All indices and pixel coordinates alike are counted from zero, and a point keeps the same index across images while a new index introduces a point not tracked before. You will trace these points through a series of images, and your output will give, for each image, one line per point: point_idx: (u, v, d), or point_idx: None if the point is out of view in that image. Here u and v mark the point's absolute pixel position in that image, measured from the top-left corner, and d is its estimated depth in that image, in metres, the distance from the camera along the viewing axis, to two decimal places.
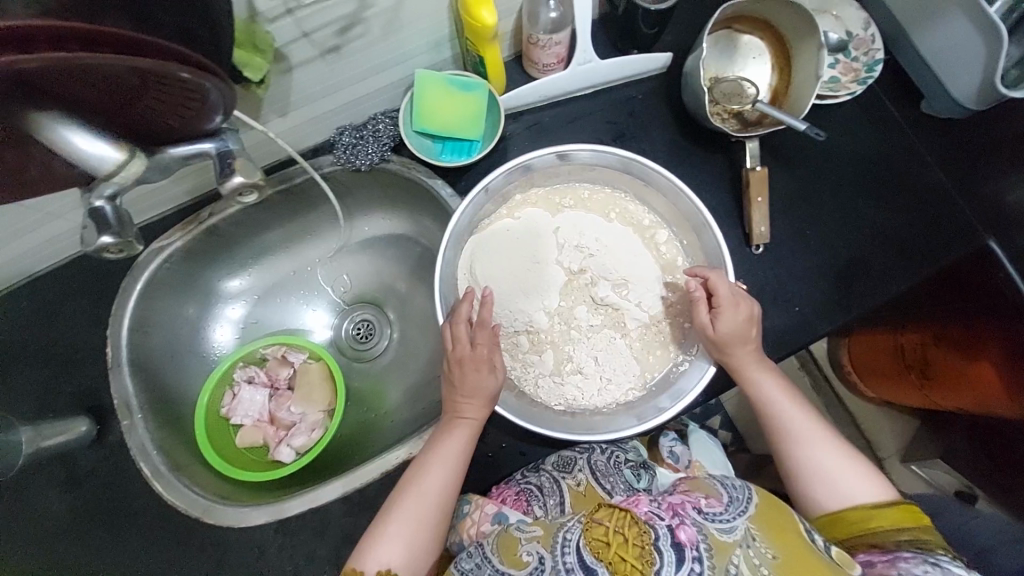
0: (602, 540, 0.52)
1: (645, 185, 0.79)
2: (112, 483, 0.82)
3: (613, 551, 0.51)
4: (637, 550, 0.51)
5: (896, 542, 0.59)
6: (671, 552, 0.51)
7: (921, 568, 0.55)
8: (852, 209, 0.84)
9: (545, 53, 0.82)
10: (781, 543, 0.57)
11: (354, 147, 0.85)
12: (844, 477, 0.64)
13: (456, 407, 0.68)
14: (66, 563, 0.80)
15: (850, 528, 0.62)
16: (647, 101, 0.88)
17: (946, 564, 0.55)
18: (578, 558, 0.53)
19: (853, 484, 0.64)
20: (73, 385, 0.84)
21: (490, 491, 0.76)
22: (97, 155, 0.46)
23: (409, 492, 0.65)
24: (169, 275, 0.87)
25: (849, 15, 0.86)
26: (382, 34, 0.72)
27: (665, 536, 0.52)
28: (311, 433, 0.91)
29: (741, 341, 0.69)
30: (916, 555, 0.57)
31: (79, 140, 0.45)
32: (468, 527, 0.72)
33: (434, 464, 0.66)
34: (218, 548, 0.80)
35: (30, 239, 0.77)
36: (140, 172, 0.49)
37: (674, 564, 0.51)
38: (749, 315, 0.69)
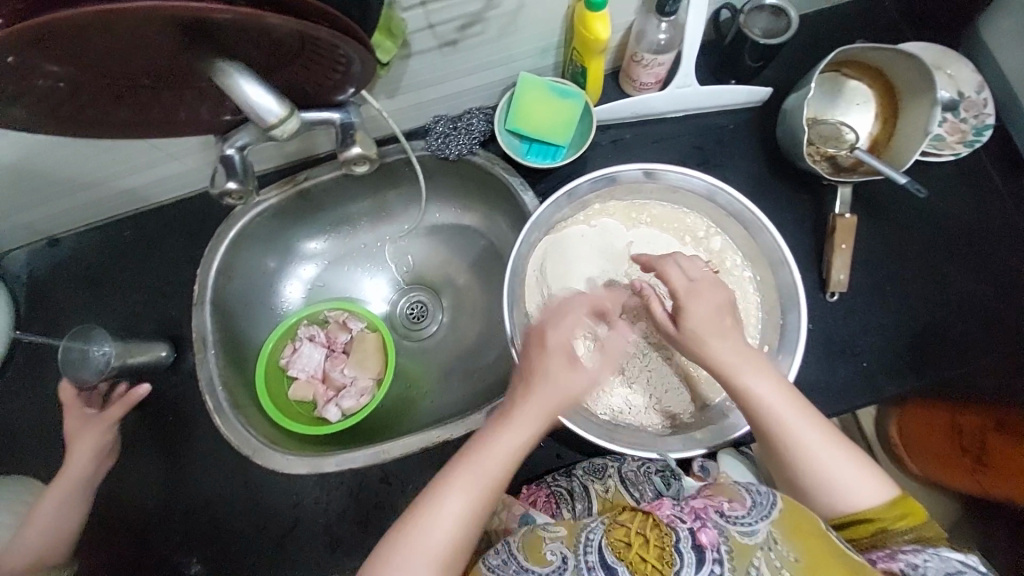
0: (624, 541, 0.57)
1: (725, 216, 0.79)
2: (176, 408, 0.88)
3: (634, 551, 0.56)
4: (658, 550, 0.56)
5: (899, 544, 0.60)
6: (691, 552, 0.55)
7: (920, 558, 0.58)
8: (937, 274, 0.81)
9: (645, 71, 0.83)
10: (799, 543, 0.56)
11: (447, 137, 0.88)
12: (847, 481, 0.63)
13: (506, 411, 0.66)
14: (120, 475, 0.86)
15: (862, 527, 0.62)
16: (737, 131, 0.88)
17: (943, 552, 0.58)
18: (601, 556, 0.56)
19: (852, 483, 0.63)
20: (158, 312, 0.92)
21: (520, 489, 0.78)
22: (261, 105, 0.48)
23: (434, 499, 0.62)
24: (260, 227, 0.94)
25: (963, 75, 0.84)
26: (497, 35, 0.76)
27: (685, 539, 0.56)
28: (359, 398, 0.95)
29: (712, 335, 0.65)
30: (920, 548, 0.59)
31: (249, 90, 0.47)
32: (497, 525, 0.72)
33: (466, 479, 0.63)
34: (258, 490, 0.84)
35: (151, 175, 0.85)
36: (292, 131, 0.51)
37: (693, 565, 0.55)
38: (722, 301, 0.67)
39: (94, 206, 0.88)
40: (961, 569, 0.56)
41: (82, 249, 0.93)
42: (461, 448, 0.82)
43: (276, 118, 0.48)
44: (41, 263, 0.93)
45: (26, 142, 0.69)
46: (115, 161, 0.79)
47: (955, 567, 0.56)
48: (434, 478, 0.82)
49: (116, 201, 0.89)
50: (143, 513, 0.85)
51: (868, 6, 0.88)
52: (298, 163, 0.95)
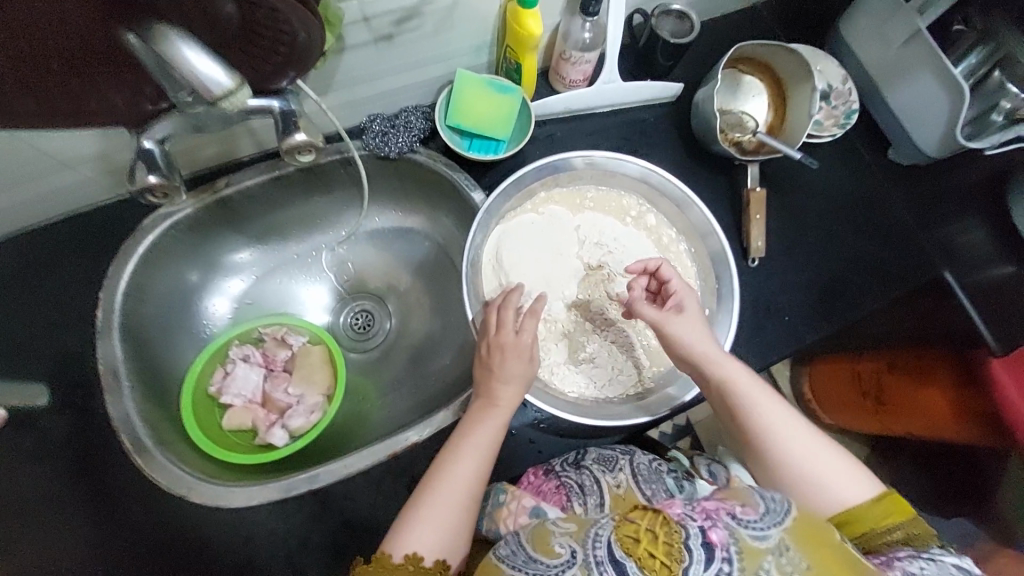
0: (633, 537, 0.55)
1: (658, 196, 0.85)
2: (82, 455, 0.74)
3: (642, 548, 0.54)
4: (666, 547, 0.53)
5: (889, 543, 0.63)
6: (701, 550, 0.53)
7: (917, 565, 0.59)
8: (833, 237, 0.94)
9: (574, 69, 0.89)
10: (809, 547, 0.55)
11: (385, 135, 0.87)
12: (836, 477, 0.67)
13: (492, 391, 0.70)
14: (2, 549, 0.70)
15: (856, 529, 0.65)
16: (658, 123, 0.97)
17: (939, 558, 0.60)
18: (609, 552, 0.55)
19: (841, 478, 0.67)
20: (52, 346, 0.78)
21: (524, 479, 0.76)
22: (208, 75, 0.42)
23: (437, 478, 0.66)
24: (175, 242, 0.85)
25: (830, 70, 0.99)
26: (433, 30, 0.77)
27: (695, 536, 0.54)
28: (309, 416, 0.88)
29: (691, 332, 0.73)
30: (917, 555, 0.60)
31: (191, 57, 0.41)
32: (505, 516, 0.72)
33: (467, 452, 0.67)
34: (199, 533, 0.73)
35: (38, 185, 0.73)
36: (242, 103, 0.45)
37: (704, 562, 0.53)
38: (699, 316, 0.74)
39: None
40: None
41: None
42: (431, 450, 0.78)
43: (221, 90, 0.43)
44: None
45: None
46: None
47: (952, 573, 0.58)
48: (405, 487, 0.77)
49: None
50: None
51: (748, 15, 1.03)
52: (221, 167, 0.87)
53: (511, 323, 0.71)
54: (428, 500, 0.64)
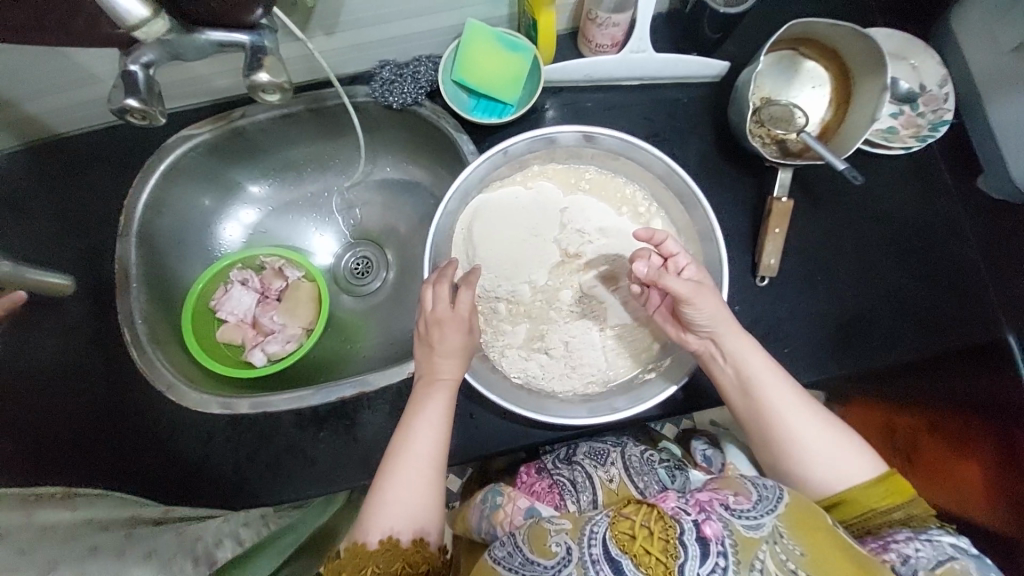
0: (628, 533, 0.53)
1: (663, 188, 0.77)
2: (90, 340, 0.84)
3: (638, 544, 0.52)
4: (662, 543, 0.52)
5: (889, 523, 0.61)
6: (696, 545, 0.53)
7: (912, 547, 0.57)
8: (871, 268, 0.80)
9: (600, 32, 0.80)
10: (810, 540, 0.54)
11: (391, 84, 0.85)
12: (841, 459, 0.63)
13: (433, 366, 0.69)
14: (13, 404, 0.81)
15: (855, 509, 0.62)
16: (691, 106, 0.86)
17: (935, 537, 0.58)
18: (604, 550, 0.53)
19: (846, 460, 0.63)
20: (81, 240, 0.88)
21: (519, 478, 0.79)
22: (125, 7, 0.50)
23: (390, 458, 0.66)
24: (195, 163, 0.90)
25: (928, 68, 0.83)
26: None
27: (691, 531, 0.53)
28: (286, 344, 0.94)
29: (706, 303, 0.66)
30: (914, 535, 0.59)
31: None
32: (501, 518, 0.71)
33: (415, 428, 0.67)
34: (170, 428, 0.81)
35: (78, 94, 0.81)
36: (160, 33, 0.53)
37: (698, 558, 0.52)
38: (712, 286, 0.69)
39: (19, 125, 0.85)
40: (953, 555, 0.56)
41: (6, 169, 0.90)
42: (378, 402, 0.81)
43: (134, 19, 0.51)
44: None
45: None
46: (36, 72, 0.75)
47: (948, 554, 0.56)
48: (348, 429, 0.80)
49: (43, 119, 0.86)
50: (36, 441, 0.80)
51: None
52: (235, 100, 0.91)
53: (445, 297, 0.69)
54: (387, 482, 0.65)
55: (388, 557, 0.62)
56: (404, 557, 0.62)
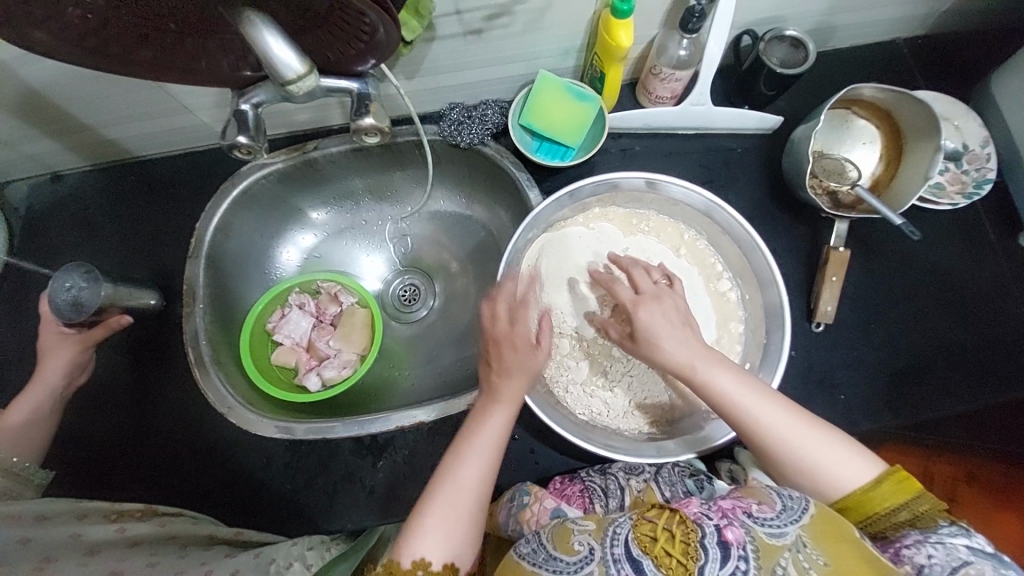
0: (650, 535, 0.53)
1: (721, 234, 0.81)
2: (154, 358, 0.86)
3: (659, 546, 0.52)
4: (683, 546, 0.51)
5: (896, 526, 0.58)
6: (717, 548, 0.51)
7: (924, 554, 0.54)
8: (921, 319, 0.83)
9: (662, 85, 0.85)
10: (827, 546, 0.52)
11: (460, 124, 0.90)
12: (834, 466, 0.59)
13: (494, 389, 0.68)
14: (79, 417, 0.83)
15: (859, 511, 0.59)
16: (745, 156, 0.91)
17: (947, 539, 0.54)
18: (626, 550, 0.53)
19: (839, 466, 0.60)
20: (152, 259, 0.91)
21: (551, 485, 0.76)
22: (284, 61, 0.50)
23: (443, 483, 0.64)
24: (264, 190, 0.94)
25: (970, 129, 0.87)
26: (522, 30, 0.77)
27: (712, 534, 0.52)
28: (341, 370, 0.94)
29: (668, 331, 0.62)
30: (925, 538, 0.55)
31: (274, 44, 0.49)
32: (528, 517, 0.70)
33: (469, 457, 0.65)
34: (231, 448, 0.82)
35: (164, 123, 0.86)
36: (310, 87, 0.54)
37: (719, 561, 0.50)
38: (674, 311, 0.64)
39: (106, 147, 0.90)
40: (968, 560, 0.52)
41: (84, 187, 0.95)
42: (437, 432, 0.82)
43: (294, 73, 0.51)
44: (42, 196, 0.94)
45: (46, 73, 0.70)
46: (135, 102, 0.80)
47: (962, 558, 0.52)
48: (407, 457, 0.82)
49: (126, 144, 0.90)
50: (102, 454, 0.82)
51: (869, 54, 0.93)
52: (308, 134, 0.96)
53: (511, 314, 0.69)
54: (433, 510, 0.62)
55: None
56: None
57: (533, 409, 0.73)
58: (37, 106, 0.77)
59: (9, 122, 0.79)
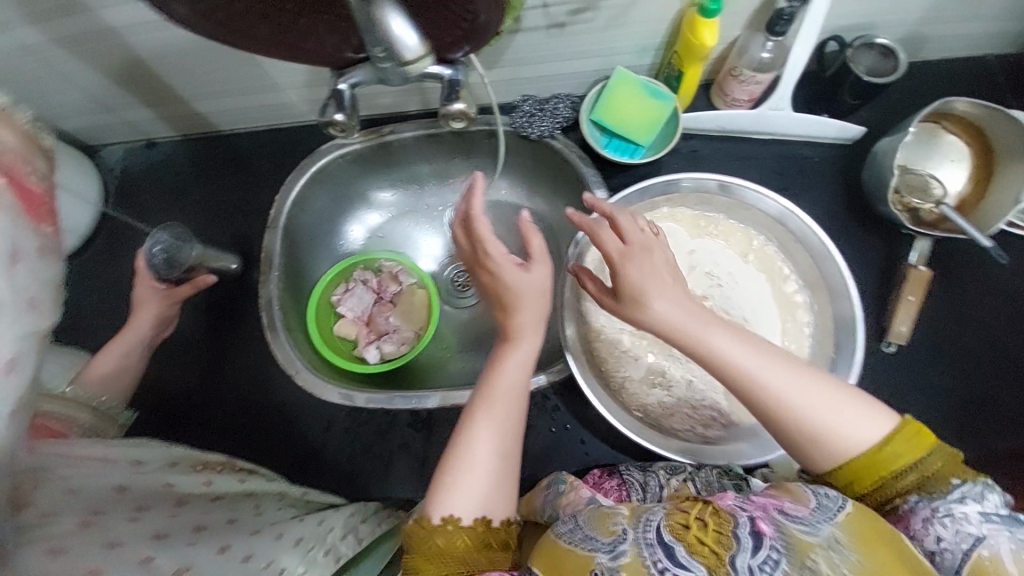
0: (682, 523, 0.52)
1: (795, 241, 0.79)
2: (232, 319, 0.92)
3: (692, 534, 0.50)
4: (715, 535, 0.50)
5: (904, 492, 0.53)
6: (749, 538, 0.49)
7: (933, 533, 0.50)
8: (1002, 346, 0.79)
9: (741, 87, 0.84)
10: (868, 545, 0.48)
11: (532, 116, 0.92)
12: (845, 425, 0.55)
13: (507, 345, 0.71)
14: (164, 367, 0.90)
15: (870, 475, 0.54)
16: (820, 165, 0.88)
17: (955, 509, 0.50)
18: (658, 534, 0.52)
19: (851, 425, 0.55)
20: (233, 226, 0.98)
21: (588, 477, 0.76)
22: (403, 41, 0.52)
23: (467, 440, 0.64)
24: (339, 170, 0.99)
25: None
26: (604, 26, 0.78)
27: (744, 524, 0.50)
28: (399, 345, 0.98)
29: (653, 283, 0.60)
30: (933, 514, 0.51)
31: (396, 24, 0.51)
32: (563, 503, 0.68)
33: (490, 408, 0.65)
34: (297, 409, 0.88)
35: (255, 99, 0.92)
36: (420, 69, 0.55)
37: (750, 550, 0.48)
38: (662, 260, 0.62)
39: (202, 120, 0.97)
40: (979, 535, 0.48)
41: (176, 156, 1.02)
42: None
43: (413, 54, 0.53)
44: (138, 162, 1.02)
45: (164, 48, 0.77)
46: (234, 79, 0.86)
47: (973, 533, 0.48)
48: None
49: (216, 118, 0.97)
50: (180, 403, 0.89)
51: (963, 66, 0.89)
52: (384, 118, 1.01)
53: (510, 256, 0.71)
54: (472, 469, 0.62)
55: (452, 533, 0.59)
56: (471, 535, 0.59)
57: (590, 398, 0.75)
58: (148, 76, 0.84)
59: (117, 87, 0.87)
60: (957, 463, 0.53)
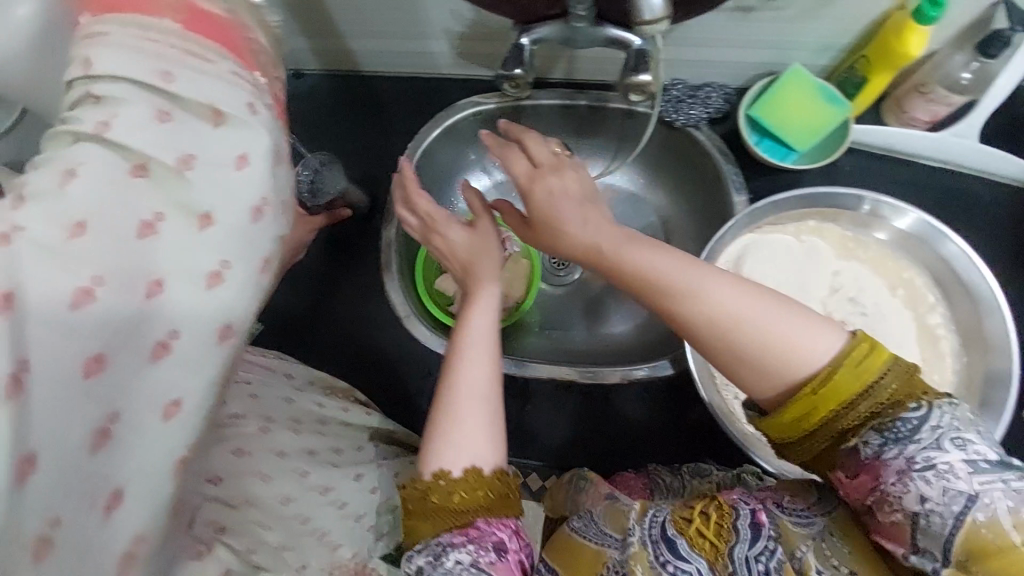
0: (687, 516, 0.50)
1: (954, 284, 0.75)
2: (348, 257, 0.95)
3: (695, 527, 0.49)
4: (717, 528, 0.49)
5: (863, 425, 0.45)
6: (748, 530, 0.48)
7: (916, 486, 0.42)
8: None
9: (923, 106, 0.76)
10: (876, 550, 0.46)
11: (679, 103, 0.87)
12: (756, 332, 0.48)
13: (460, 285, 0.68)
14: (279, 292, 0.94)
15: (825, 405, 0.45)
16: (990, 204, 0.81)
17: (939, 458, 0.42)
18: (663, 530, 0.50)
19: (780, 342, 0.47)
20: (359, 167, 0.99)
21: (616, 478, 0.82)
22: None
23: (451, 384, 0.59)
24: (468, 126, 0.96)
25: None
26: (795, 18, 0.73)
27: (745, 517, 0.48)
28: (498, 310, 0.96)
29: (577, 213, 0.60)
30: (910, 465, 0.43)
31: None
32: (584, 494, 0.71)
33: (473, 354, 0.60)
34: (400, 355, 0.90)
35: (404, 43, 0.91)
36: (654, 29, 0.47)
37: (749, 542, 0.47)
38: (577, 181, 0.63)
39: (345, 56, 0.97)
40: (967, 491, 0.40)
41: (312, 89, 1.03)
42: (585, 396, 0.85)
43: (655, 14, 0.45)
44: None
45: None
46: (393, 19, 0.85)
47: (954, 485, 0.41)
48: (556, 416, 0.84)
49: (359, 56, 0.97)
50: (290, 329, 0.93)
51: None
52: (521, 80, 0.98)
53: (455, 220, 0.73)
54: (463, 398, 0.57)
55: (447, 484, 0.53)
56: (465, 487, 0.53)
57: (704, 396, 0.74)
58: (313, 6, 0.84)
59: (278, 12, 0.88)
60: (915, 380, 0.45)
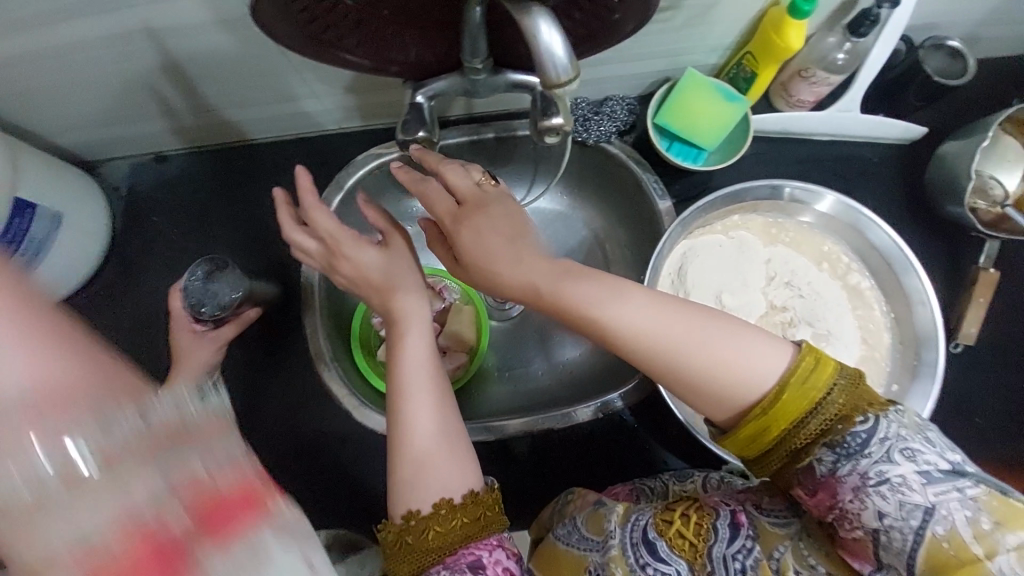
0: (668, 520, 0.56)
1: (871, 250, 0.79)
2: (274, 351, 0.84)
3: (674, 528, 0.55)
4: (697, 529, 0.54)
5: (819, 440, 0.47)
6: (726, 529, 0.53)
7: (880, 505, 0.44)
8: None
9: (806, 88, 0.80)
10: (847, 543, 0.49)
11: (588, 120, 0.86)
12: (685, 343, 0.50)
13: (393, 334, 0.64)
14: None
15: (782, 420, 0.47)
16: (882, 166, 0.88)
17: (896, 474, 0.44)
18: (643, 534, 0.56)
19: (721, 353, 0.50)
20: (263, 247, 0.88)
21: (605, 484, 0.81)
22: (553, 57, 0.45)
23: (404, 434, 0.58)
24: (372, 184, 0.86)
25: None
26: (682, 26, 0.74)
27: (724, 516, 0.54)
28: (451, 368, 0.91)
29: (504, 256, 0.55)
30: (864, 482, 0.45)
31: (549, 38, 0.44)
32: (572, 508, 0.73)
33: (416, 396, 0.60)
34: (357, 446, 0.81)
35: (287, 107, 0.82)
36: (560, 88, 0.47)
37: (727, 540, 0.53)
38: (505, 217, 0.56)
39: (221, 129, 0.86)
40: (926, 505, 0.43)
41: (189, 170, 0.91)
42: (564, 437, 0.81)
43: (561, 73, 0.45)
44: (146, 178, 0.91)
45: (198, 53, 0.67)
46: (269, 85, 0.76)
47: (914, 499, 0.43)
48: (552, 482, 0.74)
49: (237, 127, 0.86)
50: None
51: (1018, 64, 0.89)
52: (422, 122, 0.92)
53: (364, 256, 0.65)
54: (417, 440, 0.58)
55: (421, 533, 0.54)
56: (437, 524, 0.54)
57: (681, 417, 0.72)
58: (169, 83, 0.73)
59: (129, 95, 0.76)
60: (862, 391, 0.47)
